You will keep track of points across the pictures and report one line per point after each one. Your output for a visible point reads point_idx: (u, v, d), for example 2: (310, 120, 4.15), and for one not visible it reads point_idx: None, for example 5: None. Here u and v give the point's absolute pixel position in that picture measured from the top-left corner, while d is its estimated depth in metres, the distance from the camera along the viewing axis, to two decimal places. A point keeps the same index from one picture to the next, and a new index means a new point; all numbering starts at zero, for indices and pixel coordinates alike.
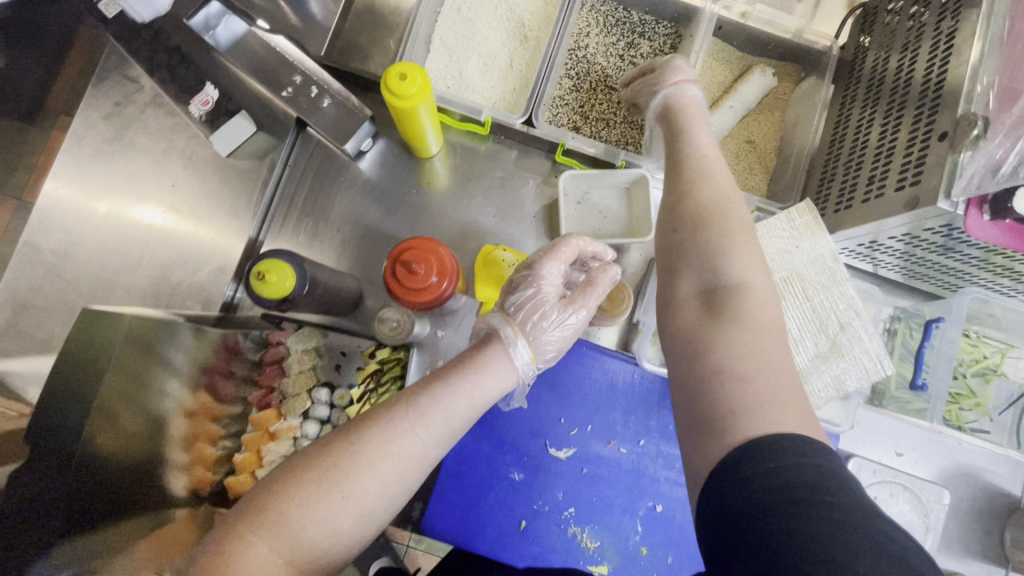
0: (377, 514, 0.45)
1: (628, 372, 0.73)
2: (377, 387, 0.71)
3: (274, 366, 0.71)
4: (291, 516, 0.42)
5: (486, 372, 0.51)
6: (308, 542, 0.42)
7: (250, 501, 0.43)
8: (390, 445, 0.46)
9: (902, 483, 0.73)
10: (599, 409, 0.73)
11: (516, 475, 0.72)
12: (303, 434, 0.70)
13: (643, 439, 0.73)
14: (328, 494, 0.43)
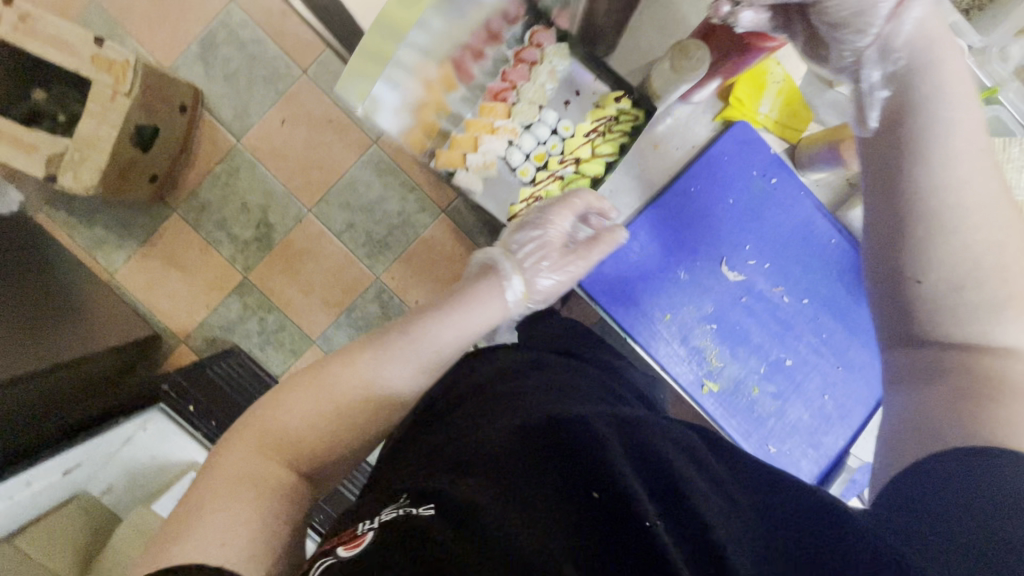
0: (336, 417, 0.65)
1: (832, 233, 0.73)
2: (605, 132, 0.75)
3: (522, 66, 0.78)
4: (275, 408, 0.64)
5: (474, 306, 0.72)
6: (296, 399, 0.64)
7: (299, 378, 0.66)
8: (393, 347, 0.69)
9: None
10: (785, 252, 0.75)
11: (681, 276, 0.74)
12: (518, 144, 0.81)
13: (808, 299, 0.74)
14: (309, 399, 0.64)
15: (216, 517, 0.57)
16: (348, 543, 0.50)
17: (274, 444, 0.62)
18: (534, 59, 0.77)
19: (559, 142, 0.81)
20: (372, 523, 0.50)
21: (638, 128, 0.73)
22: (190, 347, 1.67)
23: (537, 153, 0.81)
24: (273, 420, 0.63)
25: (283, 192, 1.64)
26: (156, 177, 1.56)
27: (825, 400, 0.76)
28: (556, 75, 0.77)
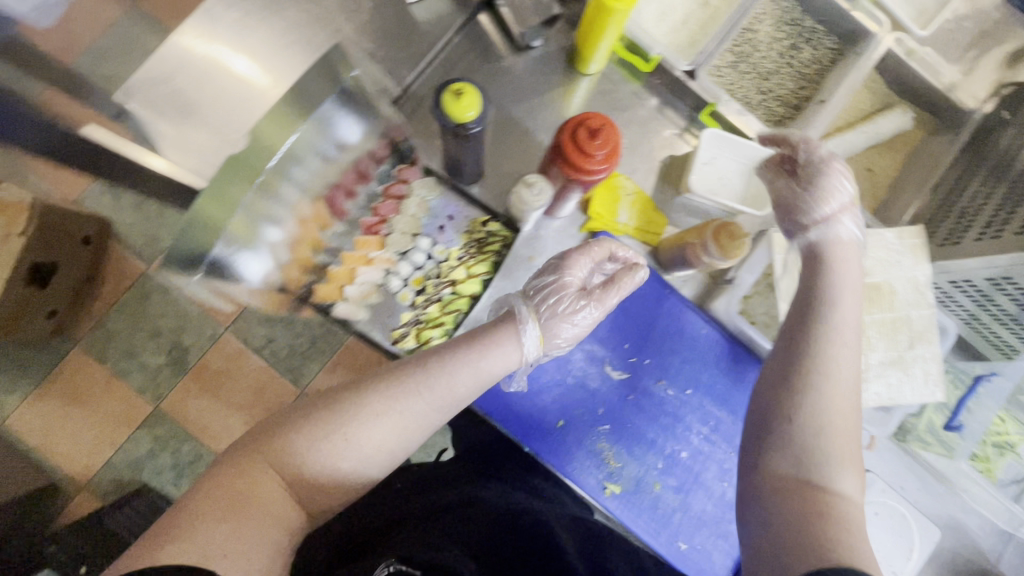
0: (359, 471, 0.53)
1: (700, 323, 0.78)
2: (477, 253, 0.80)
3: (393, 200, 0.77)
4: (178, 547, 0.45)
5: (495, 348, 0.58)
6: (363, 448, 0.52)
7: (218, 488, 0.49)
8: (395, 402, 0.54)
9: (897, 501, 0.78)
10: (662, 345, 0.77)
11: (568, 379, 0.76)
12: (396, 270, 0.80)
13: (691, 389, 0.77)
14: (236, 516, 0.48)
15: (198, 538, 0.45)
16: None
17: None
18: (403, 192, 0.78)
19: (436, 265, 0.81)
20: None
21: (506, 246, 0.79)
22: (91, 492, 1.51)
23: (415, 277, 0.80)
24: (192, 535, 0.46)
25: (197, 314, 1.59)
26: (55, 312, 1.48)
27: (725, 487, 0.77)
28: (426, 205, 0.80)
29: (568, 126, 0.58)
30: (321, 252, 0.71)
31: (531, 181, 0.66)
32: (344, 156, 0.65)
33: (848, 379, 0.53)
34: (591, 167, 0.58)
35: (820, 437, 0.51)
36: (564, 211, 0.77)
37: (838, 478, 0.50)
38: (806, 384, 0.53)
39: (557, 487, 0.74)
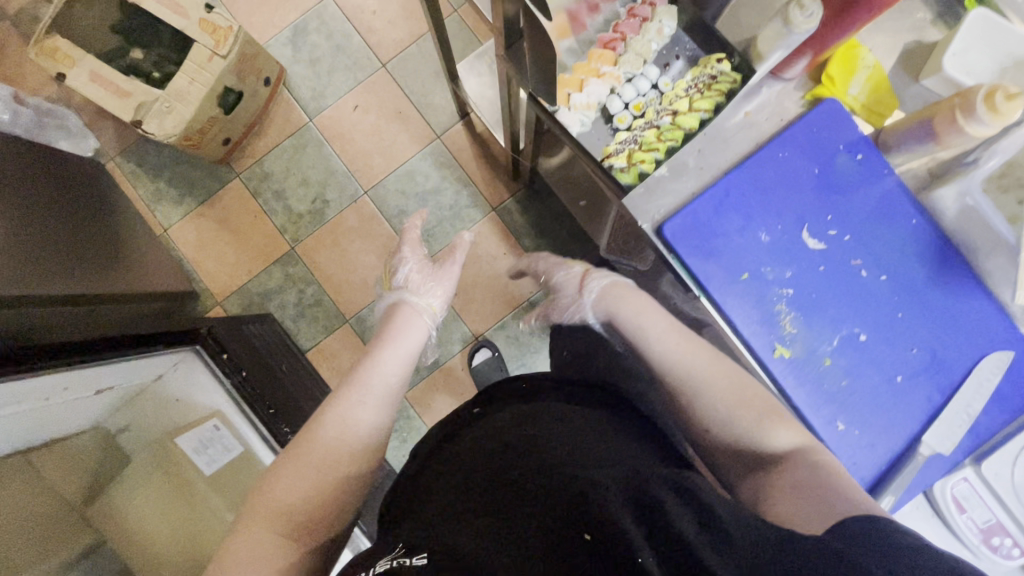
0: (368, 412, 0.86)
1: (913, 212, 0.75)
2: (704, 89, 0.81)
3: (634, 21, 0.85)
4: (282, 477, 0.77)
5: (409, 331, 1.02)
6: (359, 376, 0.90)
7: (298, 441, 0.81)
8: (381, 356, 0.95)
9: None
10: (866, 224, 0.75)
11: (760, 236, 0.76)
12: (619, 93, 0.85)
13: (885, 276, 0.75)
14: (293, 462, 0.78)
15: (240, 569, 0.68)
16: None
17: (264, 520, 0.73)
18: (647, 16, 0.85)
19: (656, 96, 0.86)
20: (371, 574, 0.59)
21: (734, 88, 0.79)
22: (224, 310, 1.68)
23: (636, 103, 0.85)
24: (292, 482, 0.76)
25: (343, 173, 1.71)
26: (228, 141, 1.63)
27: (897, 382, 0.74)
28: (663, 33, 0.85)
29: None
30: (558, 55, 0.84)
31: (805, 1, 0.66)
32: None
33: (746, 384, 0.75)
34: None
35: (729, 417, 0.72)
36: (791, 73, 0.77)
37: (773, 434, 0.70)
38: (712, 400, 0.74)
39: (594, 411, 0.74)
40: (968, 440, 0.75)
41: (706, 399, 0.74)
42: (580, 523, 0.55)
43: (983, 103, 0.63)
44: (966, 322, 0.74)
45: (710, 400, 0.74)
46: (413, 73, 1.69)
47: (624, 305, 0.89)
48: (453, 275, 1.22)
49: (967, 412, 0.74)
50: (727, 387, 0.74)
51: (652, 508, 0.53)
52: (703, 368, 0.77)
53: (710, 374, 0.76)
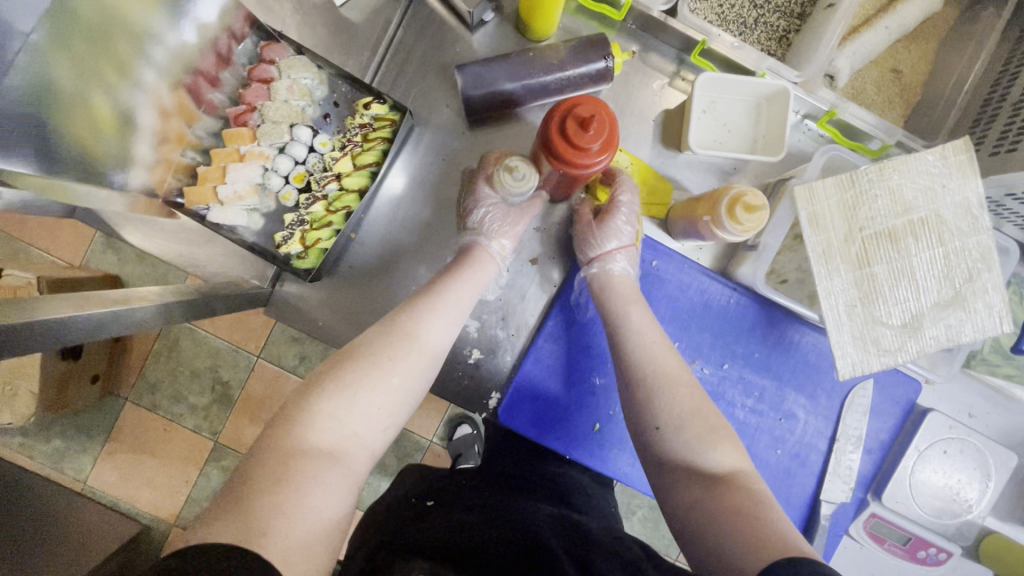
0: (403, 394, 0.56)
1: (727, 293, 0.72)
2: (364, 142, 0.65)
3: (261, 83, 0.65)
4: (302, 430, 0.49)
5: (477, 264, 0.66)
6: (456, 300, 0.62)
7: (339, 382, 0.52)
8: (446, 291, 0.62)
9: (969, 438, 0.73)
10: (688, 324, 0.72)
11: (597, 381, 0.72)
12: (275, 167, 0.66)
13: (727, 363, 0.73)
14: (378, 377, 0.54)
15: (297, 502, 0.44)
16: None
17: (294, 453, 0.47)
18: (272, 76, 0.64)
19: (320, 162, 0.67)
20: None
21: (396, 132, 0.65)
22: (182, 528, 1.62)
23: (297, 174, 0.67)
24: (311, 436, 0.49)
25: (227, 348, 1.61)
26: (97, 377, 1.53)
27: (780, 455, 0.74)
28: (300, 88, 0.65)
29: (556, 114, 0.54)
30: (192, 154, 0.64)
31: (512, 165, 0.60)
32: (200, 40, 0.58)
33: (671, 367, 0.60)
34: (584, 160, 0.55)
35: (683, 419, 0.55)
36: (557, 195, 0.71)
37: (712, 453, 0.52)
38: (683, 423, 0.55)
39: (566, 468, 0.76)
40: (862, 475, 0.75)
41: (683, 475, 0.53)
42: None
43: (725, 214, 0.58)
44: (821, 371, 0.73)
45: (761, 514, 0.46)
46: None
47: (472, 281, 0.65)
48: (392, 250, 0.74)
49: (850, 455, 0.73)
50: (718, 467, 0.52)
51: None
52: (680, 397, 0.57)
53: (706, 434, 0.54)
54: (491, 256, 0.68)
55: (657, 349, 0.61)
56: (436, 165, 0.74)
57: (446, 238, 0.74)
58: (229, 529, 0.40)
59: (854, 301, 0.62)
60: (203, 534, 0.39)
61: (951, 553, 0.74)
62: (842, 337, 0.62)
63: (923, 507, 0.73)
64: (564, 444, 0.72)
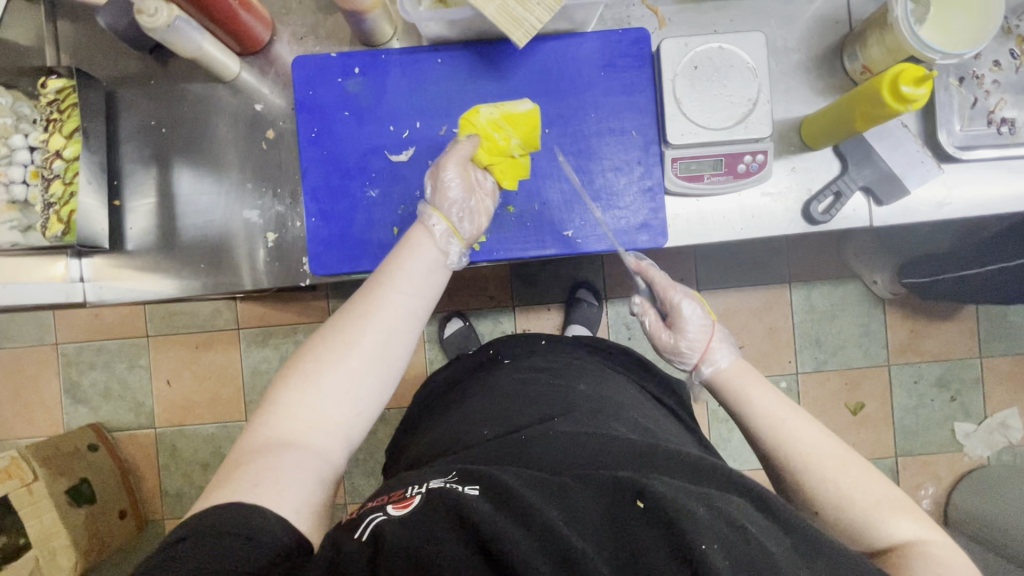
0: (365, 377, 0.60)
1: (431, 57, 0.75)
2: (61, 116, 0.77)
3: None
4: (272, 419, 0.57)
5: (419, 244, 0.68)
6: (401, 285, 0.64)
7: (302, 357, 0.60)
8: (388, 281, 0.64)
9: (717, 41, 0.73)
10: (418, 101, 0.76)
11: (372, 194, 0.76)
12: (12, 178, 0.79)
13: (469, 113, 0.76)
14: (334, 351, 0.60)
15: (261, 468, 0.53)
16: (395, 504, 0.50)
17: (268, 444, 0.55)
18: None
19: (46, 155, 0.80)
20: (417, 490, 0.51)
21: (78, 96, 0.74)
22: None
23: (30, 174, 0.79)
24: (281, 424, 0.57)
25: (218, 428, 1.70)
26: (124, 511, 1.62)
27: (564, 160, 0.76)
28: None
29: None
30: None
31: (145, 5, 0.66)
32: None
33: (804, 438, 0.59)
34: None
35: (844, 495, 0.55)
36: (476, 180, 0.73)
37: (890, 526, 0.54)
38: (814, 478, 0.57)
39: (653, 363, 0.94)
40: (646, 135, 0.76)
41: (821, 479, 0.57)
42: (627, 489, 0.48)
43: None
44: (552, 71, 0.76)
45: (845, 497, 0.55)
46: (170, 315, 1.68)
47: (415, 262, 0.66)
48: (425, 285, 0.66)
49: (625, 121, 0.76)
50: (857, 478, 0.56)
51: (713, 522, 0.46)
52: (806, 426, 0.60)
53: (791, 410, 0.62)
54: (428, 232, 0.69)
55: (760, 396, 0.64)
56: (153, 107, 0.80)
57: (199, 159, 0.80)
58: (213, 502, 0.50)
59: None
60: (196, 505, 0.51)
61: (767, 152, 0.75)
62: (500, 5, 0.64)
63: (718, 125, 0.73)
64: (384, 258, 0.76)
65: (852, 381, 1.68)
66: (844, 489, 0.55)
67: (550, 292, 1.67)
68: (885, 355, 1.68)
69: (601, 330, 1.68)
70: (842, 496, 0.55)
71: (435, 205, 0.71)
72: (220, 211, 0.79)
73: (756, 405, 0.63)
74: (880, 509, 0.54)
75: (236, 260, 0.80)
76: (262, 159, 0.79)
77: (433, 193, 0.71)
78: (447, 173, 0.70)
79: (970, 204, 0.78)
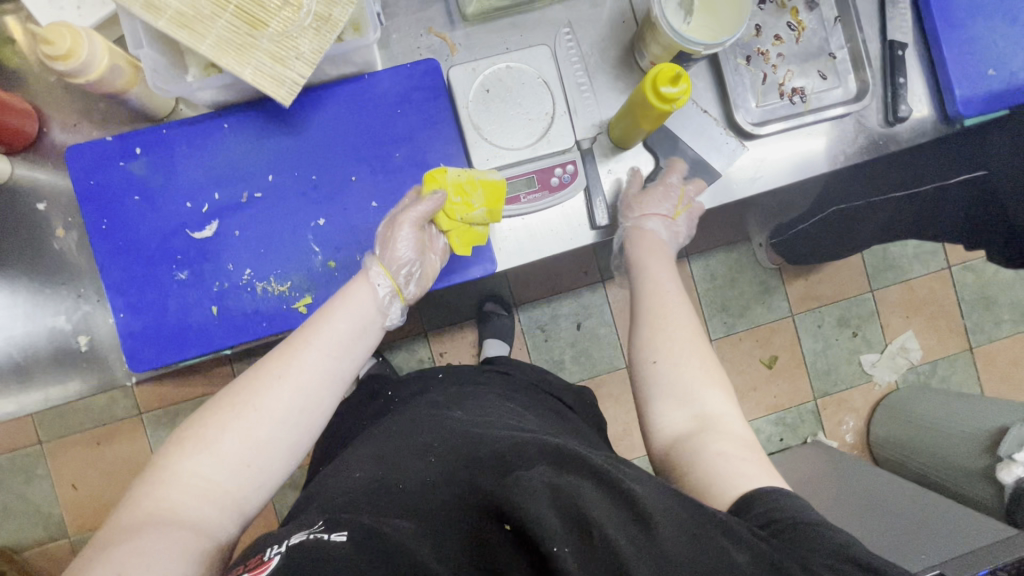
0: (282, 444, 0.55)
1: (216, 124, 0.72)
2: None
3: None
4: (154, 496, 0.50)
5: (350, 292, 0.64)
6: (322, 353, 0.59)
7: (213, 411, 0.54)
8: (309, 341, 0.59)
9: (503, 62, 0.72)
10: (212, 170, 0.72)
11: (181, 276, 0.71)
12: None
13: (269, 174, 0.73)
14: (242, 410, 0.54)
15: (124, 555, 0.44)
16: (253, 569, 0.41)
17: (139, 525, 0.47)
18: None
19: None
20: (277, 546, 0.42)
21: None
22: None
23: None
24: (166, 497, 0.50)
25: None
26: None
27: (378, 204, 0.74)
28: None
29: None
30: None
31: None
32: None
33: (678, 320, 0.65)
34: None
35: (681, 373, 0.61)
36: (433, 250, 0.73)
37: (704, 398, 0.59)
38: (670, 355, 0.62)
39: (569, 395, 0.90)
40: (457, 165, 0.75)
41: (678, 354, 0.63)
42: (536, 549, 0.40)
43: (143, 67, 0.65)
44: (348, 115, 0.73)
45: (679, 402, 0.59)
46: (61, 416, 1.56)
47: (343, 315, 0.62)
48: (348, 334, 0.62)
49: (432, 155, 0.74)
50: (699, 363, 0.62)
51: None
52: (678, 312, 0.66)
53: (676, 301, 0.67)
54: (370, 284, 0.65)
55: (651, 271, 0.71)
56: None
57: None
58: None
59: (239, 38, 0.61)
60: None
61: (576, 161, 0.75)
62: (256, 67, 0.61)
63: (520, 144, 0.73)
64: (208, 341, 0.72)
65: (762, 337, 1.75)
66: (686, 362, 0.61)
67: (458, 311, 1.65)
68: (787, 307, 1.76)
69: (517, 339, 1.68)
70: (679, 369, 0.61)
71: (383, 261, 0.68)
72: (21, 324, 0.73)
73: (647, 288, 0.69)
74: (705, 386, 0.60)
75: (48, 370, 0.75)
76: (57, 259, 0.74)
77: (384, 247, 0.69)
78: (399, 235, 0.69)
79: (779, 175, 0.81)
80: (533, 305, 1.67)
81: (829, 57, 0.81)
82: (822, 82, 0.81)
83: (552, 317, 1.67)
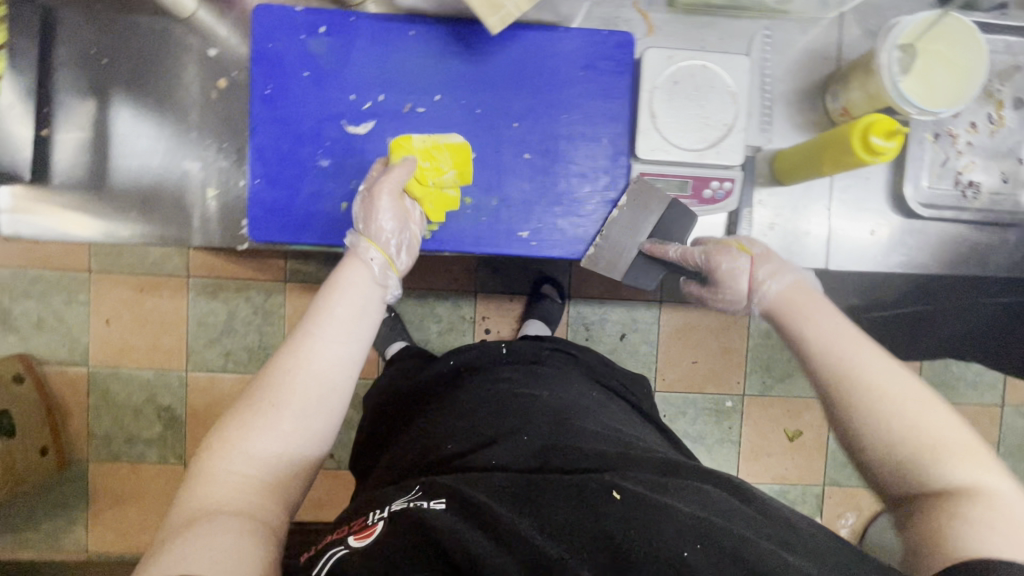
0: (305, 433, 0.55)
1: (404, 28, 0.71)
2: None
3: None
4: (197, 496, 0.50)
5: (350, 277, 0.61)
6: (337, 340, 0.57)
7: (233, 416, 0.54)
8: (315, 329, 0.57)
9: (702, 59, 0.70)
10: (385, 72, 0.71)
11: (323, 164, 0.72)
12: None
13: (437, 94, 0.72)
14: (260, 411, 0.54)
15: (182, 545, 0.44)
16: (358, 535, 0.47)
17: (190, 520, 0.47)
18: None
19: None
20: (379, 514, 0.49)
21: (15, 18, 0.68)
22: None
23: None
24: (209, 495, 0.49)
25: None
26: None
27: (529, 158, 0.73)
28: None
29: None
30: None
31: None
32: None
33: (856, 361, 0.53)
34: None
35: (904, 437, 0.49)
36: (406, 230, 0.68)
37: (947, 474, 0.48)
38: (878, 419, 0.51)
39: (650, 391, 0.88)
40: (617, 144, 0.73)
41: (885, 413, 0.50)
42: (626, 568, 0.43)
43: None
44: (530, 62, 0.72)
45: (874, 418, 0.51)
46: None
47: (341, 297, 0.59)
48: (364, 312, 0.60)
49: (597, 128, 0.73)
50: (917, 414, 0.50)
51: None
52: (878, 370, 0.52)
53: (861, 348, 0.54)
54: (367, 260, 0.63)
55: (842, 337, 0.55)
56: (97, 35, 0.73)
57: (141, 98, 0.74)
58: None
59: None
60: None
61: (736, 180, 0.72)
62: None
63: (689, 146, 0.71)
64: (327, 234, 0.72)
65: (794, 408, 1.72)
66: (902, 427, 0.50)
67: (513, 282, 1.64)
68: None
69: (560, 328, 1.67)
70: (912, 436, 0.49)
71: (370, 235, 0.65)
72: (158, 158, 0.74)
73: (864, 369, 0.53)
74: (948, 456, 0.49)
75: (163, 212, 0.74)
76: (211, 107, 0.74)
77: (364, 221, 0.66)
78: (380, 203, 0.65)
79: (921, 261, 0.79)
80: (587, 301, 1.66)
81: (1016, 162, 0.78)
82: (1001, 185, 0.77)
83: (600, 318, 1.66)
